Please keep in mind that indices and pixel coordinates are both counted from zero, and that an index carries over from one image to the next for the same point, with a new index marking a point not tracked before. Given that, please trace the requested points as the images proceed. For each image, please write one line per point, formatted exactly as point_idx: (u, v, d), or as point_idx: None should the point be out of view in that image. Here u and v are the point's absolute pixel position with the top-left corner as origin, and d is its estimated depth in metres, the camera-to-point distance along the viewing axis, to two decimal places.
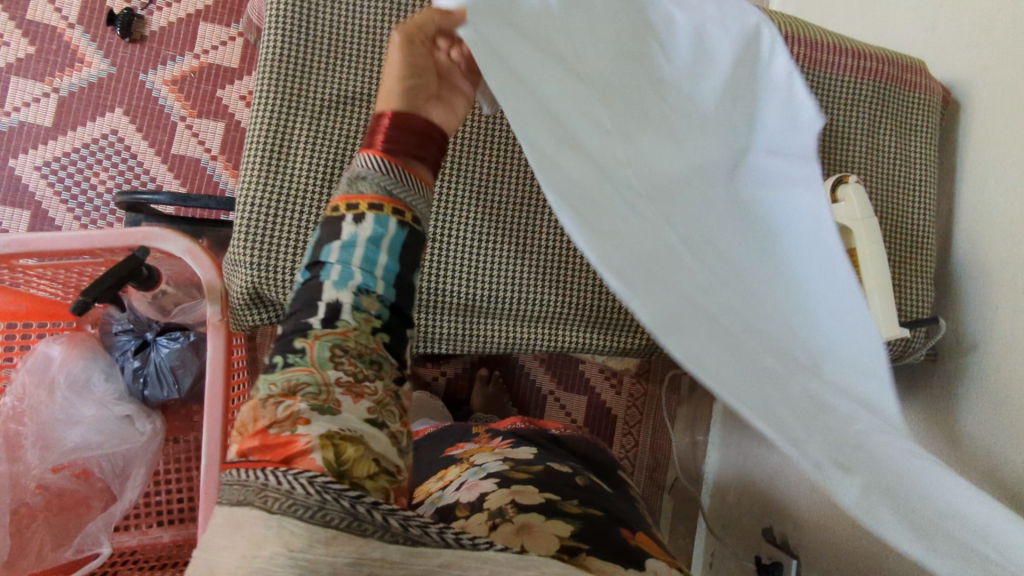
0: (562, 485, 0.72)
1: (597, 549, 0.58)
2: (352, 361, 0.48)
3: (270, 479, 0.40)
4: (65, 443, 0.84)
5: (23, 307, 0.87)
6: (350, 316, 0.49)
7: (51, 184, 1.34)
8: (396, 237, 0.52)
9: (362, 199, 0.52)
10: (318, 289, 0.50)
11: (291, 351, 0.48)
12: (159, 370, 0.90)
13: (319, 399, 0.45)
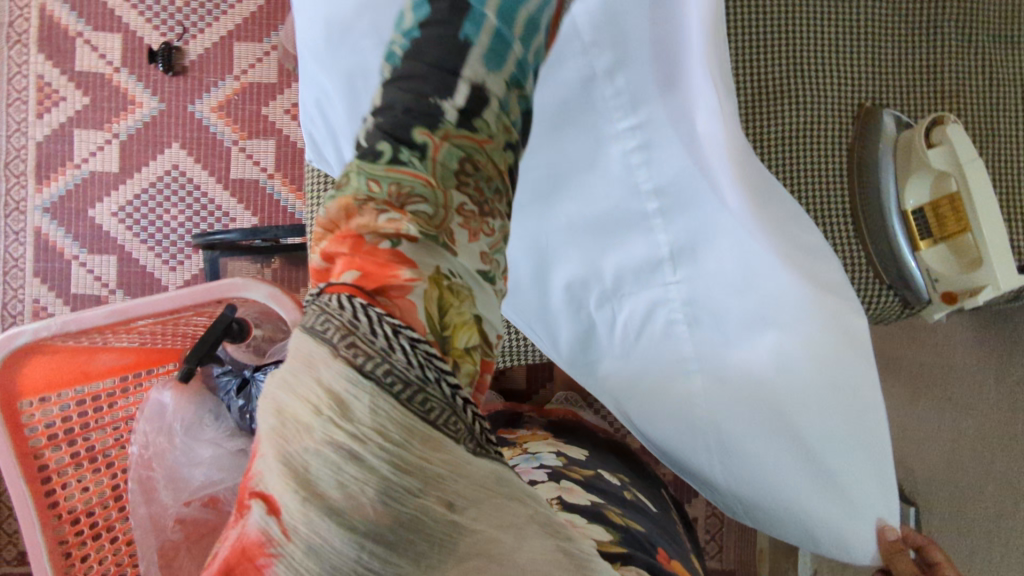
0: (611, 494, 0.68)
1: (634, 559, 0.56)
2: (475, 170, 0.46)
3: (361, 325, 0.35)
4: (193, 482, 0.86)
5: (130, 360, 0.88)
6: (488, 121, 0.48)
7: (129, 226, 1.40)
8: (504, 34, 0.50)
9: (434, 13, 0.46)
10: (451, 78, 0.48)
11: (409, 144, 0.44)
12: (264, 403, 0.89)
13: (429, 227, 0.42)
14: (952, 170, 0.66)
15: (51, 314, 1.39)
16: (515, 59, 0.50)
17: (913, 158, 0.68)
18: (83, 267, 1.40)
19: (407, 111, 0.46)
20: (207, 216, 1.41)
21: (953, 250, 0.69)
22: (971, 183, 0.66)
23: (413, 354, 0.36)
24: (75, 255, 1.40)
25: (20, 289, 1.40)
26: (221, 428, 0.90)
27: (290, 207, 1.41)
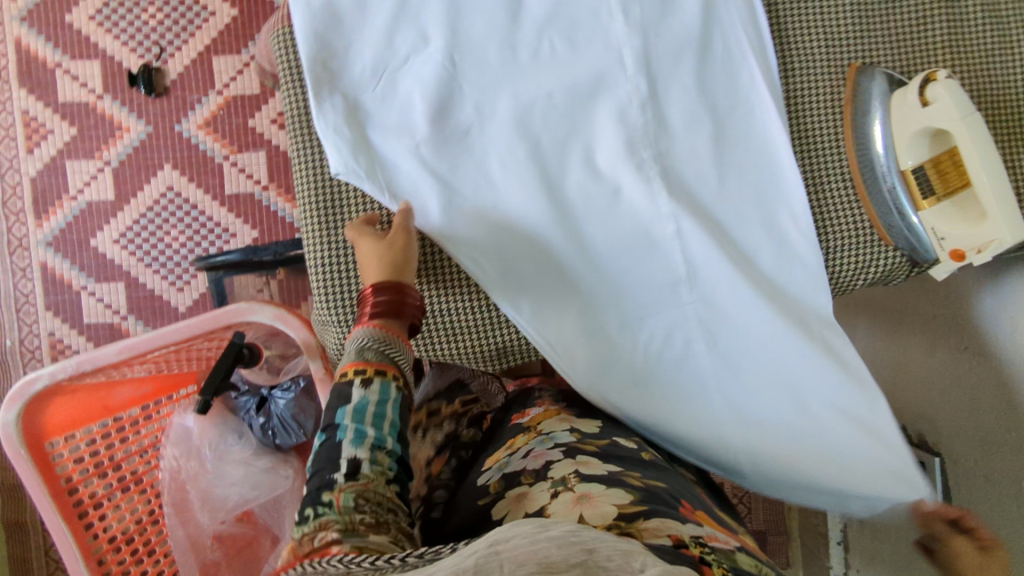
0: (629, 459, 0.65)
1: (657, 512, 0.53)
2: (374, 507, 0.49)
3: (332, 566, 0.42)
4: (225, 501, 0.89)
5: (148, 389, 0.90)
6: (368, 470, 0.51)
7: (132, 252, 1.41)
8: (365, 405, 0.54)
9: (367, 365, 0.57)
10: (337, 448, 0.52)
11: (319, 504, 0.48)
12: (282, 421, 0.90)
13: (337, 517, 0.47)
14: (948, 127, 0.65)
15: (68, 345, 1.42)
16: (370, 408, 0.54)
17: (908, 117, 0.67)
18: (92, 296, 1.42)
19: (317, 483, 0.50)
20: (206, 234, 1.41)
21: (956, 208, 0.67)
22: (965, 143, 0.64)
23: (374, 564, 0.42)
24: (83, 285, 1.42)
25: (34, 324, 1.42)
26: (246, 446, 0.92)
27: (288, 217, 1.42)
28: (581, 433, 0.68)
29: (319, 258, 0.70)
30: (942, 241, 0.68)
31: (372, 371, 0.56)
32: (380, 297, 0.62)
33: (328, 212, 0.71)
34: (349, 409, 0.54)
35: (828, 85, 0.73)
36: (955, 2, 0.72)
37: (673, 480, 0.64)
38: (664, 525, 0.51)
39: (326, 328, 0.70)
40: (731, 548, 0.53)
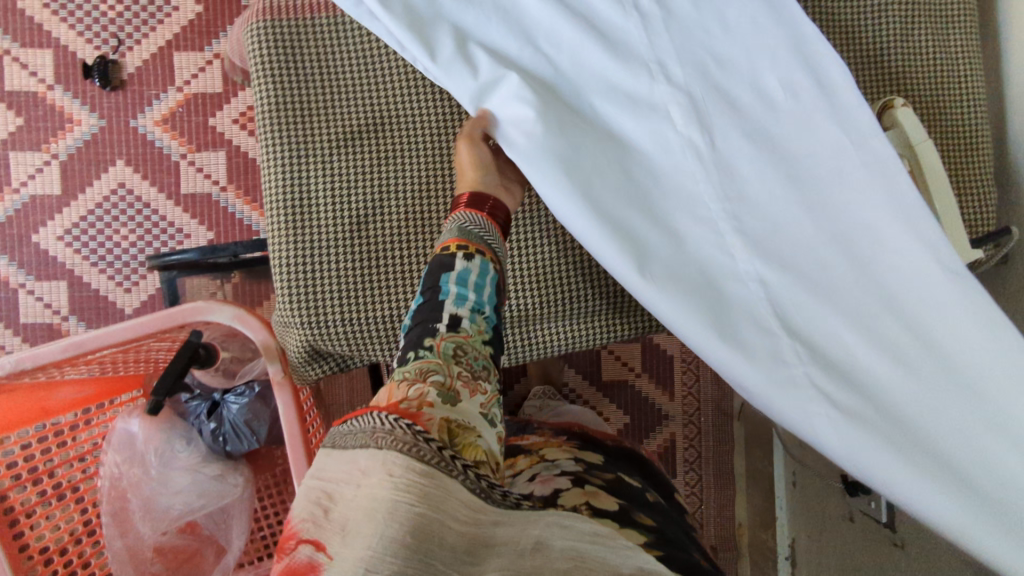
0: (635, 496, 0.65)
1: (670, 562, 0.54)
2: (470, 362, 0.53)
3: (385, 424, 0.42)
4: (169, 511, 0.84)
5: (90, 391, 0.85)
6: (468, 325, 0.56)
7: (77, 249, 1.35)
8: (481, 274, 0.59)
9: (466, 242, 0.60)
10: (440, 305, 0.56)
11: (422, 347, 0.53)
12: (234, 426, 0.87)
13: (441, 383, 0.49)
14: (905, 153, 0.66)
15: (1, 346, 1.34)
16: (472, 278, 0.58)
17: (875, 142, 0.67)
18: (31, 294, 1.34)
19: (420, 331, 0.55)
20: (158, 233, 1.36)
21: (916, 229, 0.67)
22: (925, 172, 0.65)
23: (425, 440, 0.41)
24: (21, 283, 1.34)
25: None
26: (194, 454, 0.88)
27: (246, 219, 1.38)
28: (586, 464, 0.68)
29: (282, 256, 0.66)
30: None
31: (473, 248, 0.60)
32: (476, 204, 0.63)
33: (294, 211, 0.66)
34: (455, 275, 0.58)
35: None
36: (913, 38, 0.74)
37: (676, 526, 0.65)
38: None
39: (288, 328, 0.67)
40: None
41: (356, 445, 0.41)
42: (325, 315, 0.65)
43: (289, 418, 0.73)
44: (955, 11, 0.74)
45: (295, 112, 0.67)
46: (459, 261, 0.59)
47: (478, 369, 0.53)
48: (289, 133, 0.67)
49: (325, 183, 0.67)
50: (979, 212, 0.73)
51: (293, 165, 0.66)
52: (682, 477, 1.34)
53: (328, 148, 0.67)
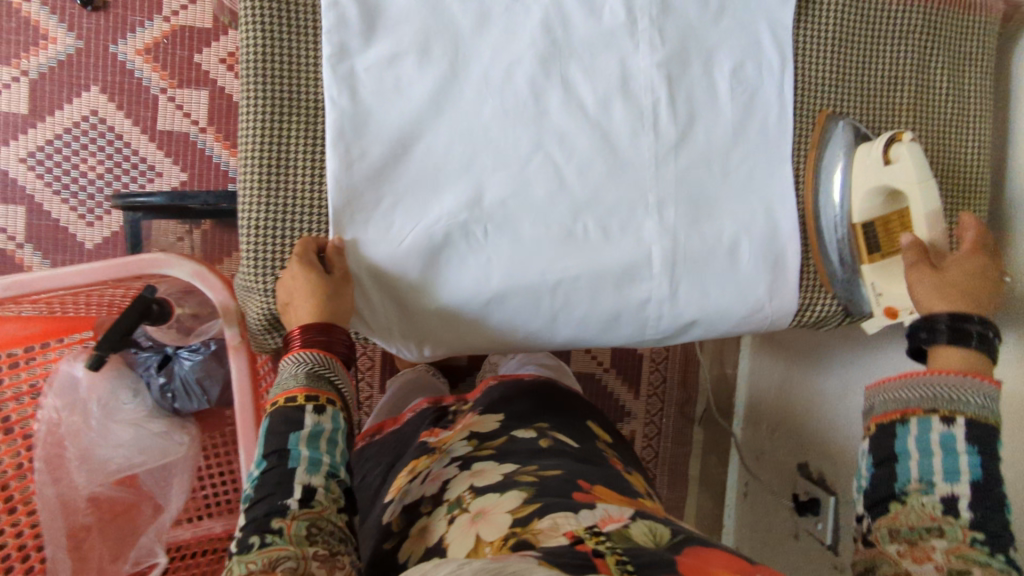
0: (523, 453, 0.79)
1: (551, 507, 0.63)
2: (326, 538, 0.53)
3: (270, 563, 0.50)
4: (109, 463, 0.83)
5: (36, 329, 0.82)
6: (321, 495, 0.55)
7: (40, 174, 1.28)
8: (335, 427, 0.59)
9: (299, 392, 0.58)
10: (290, 473, 0.55)
11: (269, 531, 0.52)
12: (185, 383, 0.83)
13: (306, 521, 0.53)
14: (904, 188, 0.63)
15: None
16: (325, 435, 0.58)
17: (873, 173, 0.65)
18: None
19: (265, 509, 0.53)
20: (128, 168, 1.30)
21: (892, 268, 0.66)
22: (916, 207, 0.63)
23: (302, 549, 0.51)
24: None
25: None
26: (140, 407, 0.84)
27: (223, 164, 1.32)
28: (478, 441, 0.84)
29: (251, 219, 0.61)
30: (879, 296, 0.67)
31: (324, 399, 0.59)
32: (317, 337, 0.60)
33: (269, 173, 0.61)
34: (303, 435, 0.57)
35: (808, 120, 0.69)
36: (925, 73, 0.71)
37: (572, 463, 0.76)
38: (558, 525, 0.59)
39: (250, 294, 0.63)
40: (626, 524, 0.61)
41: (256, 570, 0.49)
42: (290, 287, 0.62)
43: (242, 383, 0.70)
44: (972, 48, 0.72)
45: (282, 63, 0.60)
46: (309, 418, 0.58)
47: (333, 522, 0.55)
48: (273, 86, 0.61)
49: (306, 147, 0.61)
50: None
51: (274, 121, 0.61)
52: (639, 452, 1.34)
53: (314, 107, 0.61)
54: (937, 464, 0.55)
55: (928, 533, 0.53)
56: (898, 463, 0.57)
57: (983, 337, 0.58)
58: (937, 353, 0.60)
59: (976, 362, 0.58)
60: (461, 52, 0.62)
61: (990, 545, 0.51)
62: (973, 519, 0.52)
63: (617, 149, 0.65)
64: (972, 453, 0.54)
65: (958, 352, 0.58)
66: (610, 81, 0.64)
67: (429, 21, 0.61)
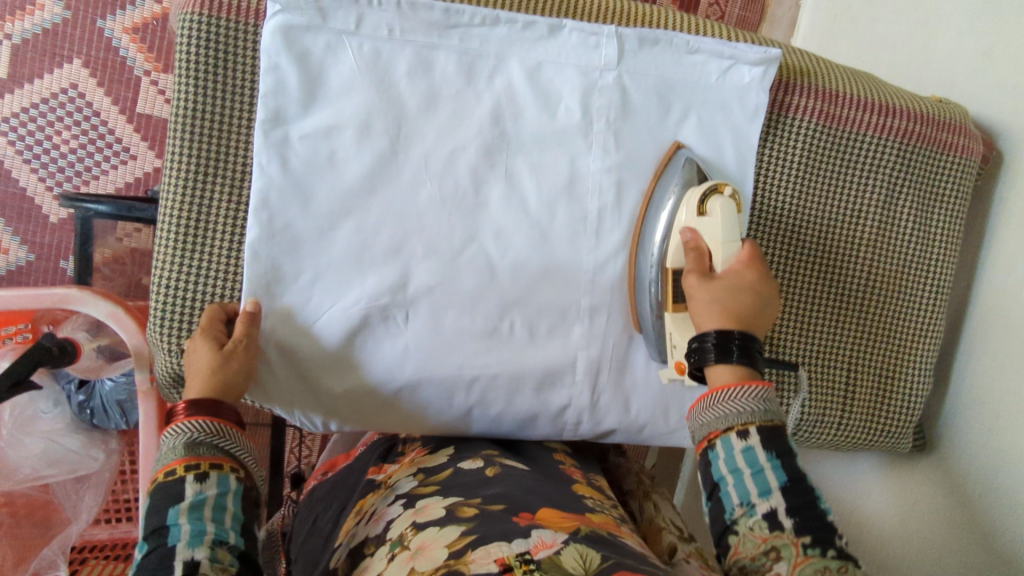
0: (470, 484, 0.74)
1: (487, 535, 0.60)
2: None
3: None
4: (19, 472, 0.81)
5: None
6: (209, 569, 0.50)
7: (12, 141, 1.26)
8: (219, 493, 0.55)
9: (178, 462, 0.55)
10: (170, 553, 0.51)
11: None
12: (105, 404, 0.81)
13: None
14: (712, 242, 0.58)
15: None
16: (209, 502, 0.54)
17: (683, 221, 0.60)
18: None
19: None
20: (102, 146, 1.28)
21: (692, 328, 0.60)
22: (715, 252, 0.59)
23: None
24: None
25: None
26: (58, 418, 0.82)
27: None
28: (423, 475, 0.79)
29: (163, 277, 0.59)
30: (672, 346, 0.61)
31: (206, 465, 0.55)
32: (201, 414, 0.57)
33: (187, 232, 0.59)
34: (184, 506, 0.53)
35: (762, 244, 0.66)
36: (892, 213, 0.67)
37: (519, 488, 0.72)
38: (489, 553, 0.57)
39: (157, 349, 0.61)
40: (558, 549, 0.57)
41: None
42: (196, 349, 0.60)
43: (148, 426, 0.68)
44: (948, 189, 0.68)
45: (215, 119, 0.58)
46: (191, 488, 0.54)
47: None
48: (202, 142, 0.58)
49: (229, 210, 0.59)
50: (896, 415, 0.70)
51: (199, 179, 0.58)
52: None
53: (242, 169, 0.59)
54: (751, 486, 0.50)
55: (768, 559, 0.47)
56: (720, 493, 0.52)
57: (744, 351, 0.54)
58: (710, 373, 0.55)
59: (746, 372, 0.54)
60: (405, 132, 0.60)
61: (819, 546, 0.47)
62: (797, 523, 0.48)
63: (555, 248, 0.63)
64: (774, 463, 0.50)
65: (727, 368, 0.54)
66: (557, 178, 0.62)
67: (373, 97, 0.59)
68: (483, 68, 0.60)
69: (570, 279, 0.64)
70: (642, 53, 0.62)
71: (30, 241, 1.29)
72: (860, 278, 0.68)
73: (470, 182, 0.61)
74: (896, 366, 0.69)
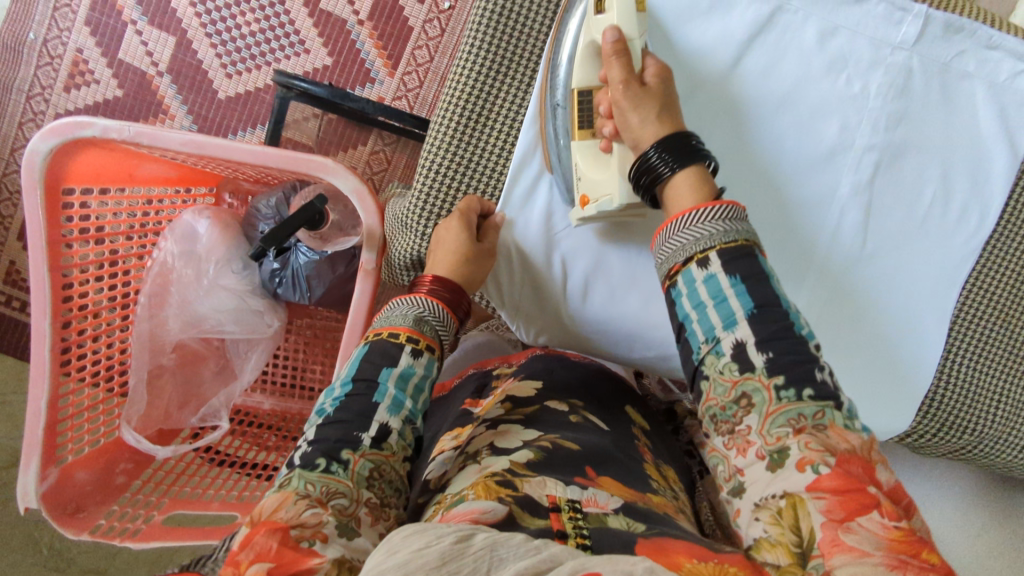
0: (554, 424, 0.64)
1: (548, 474, 0.53)
2: (383, 487, 0.49)
3: (310, 518, 0.42)
4: (205, 321, 0.88)
5: (174, 175, 0.88)
6: (394, 442, 0.51)
7: (200, 14, 1.21)
8: (423, 372, 0.55)
9: (402, 330, 0.56)
10: (372, 407, 0.52)
11: (337, 461, 0.48)
12: (295, 277, 0.85)
13: (378, 458, 0.49)
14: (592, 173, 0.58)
15: (90, 70, 1.21)
16: (413, 379, 0.54)
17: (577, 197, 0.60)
18: (137, 35, 1.21)
19: (338, 437, 0.49)
20: (280, 35, 1.21)
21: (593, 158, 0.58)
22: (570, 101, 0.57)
23: (372, 493, 0.48)
24: (133, 20, 1.20)
25: (65, 31, 1.20)
26: (244, 279, 0.90)
27: (368, 62, 1.22)
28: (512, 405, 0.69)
29: (435, 161, 0.62)
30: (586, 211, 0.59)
31: (423, 343, 0.56)
32: (442, 294, 0.59)
33: (467, 125, 0.62)
34: (395, 373, 0.54)
35: (997, 255, 0.66)
36: None
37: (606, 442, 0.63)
38: (545, 484, 0.51)
39: (407, 230, 0.65)
40: (608, 512, 0.49)
41: (310, 509, 0.43)
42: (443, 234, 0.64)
43: (360, 306, 0.71)
44: None
45: (515, 25, 0.60)
46: (406, 357, 0.55)
47: (394, 477, 0.50)
48: (499, 44, 0.60)
49: (507, 112, 0.62)
50: None
51: (488, 80, 0.61)
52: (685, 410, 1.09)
53: (527, 76, 0.62)
54: (716, 319, 0.47)
55: (739, 408, 0.45)
56: (686, 330, 0.49)
57: (676, 161, 0.52)
58: (671, 188, 0.52)
59: (704, 181, 0.51)
60: (684, 70, 0.61)
61: (794, 388, 0.43)
62: (768, 362, 0.45)
63: (794, 214, 0.64)
64: (739, 289, 0.47)
65: (683, 177, 0.51)
66: (818, 149, 0.63)
67: (666, 31, 0.60)
68: (779, 22, 0.60)
69: (802, 245, 0.65)
70: (942, 39, 0.61)
71: (197, 112, 1.23)
72: None
73: (730, 130, 0.62)
74: None
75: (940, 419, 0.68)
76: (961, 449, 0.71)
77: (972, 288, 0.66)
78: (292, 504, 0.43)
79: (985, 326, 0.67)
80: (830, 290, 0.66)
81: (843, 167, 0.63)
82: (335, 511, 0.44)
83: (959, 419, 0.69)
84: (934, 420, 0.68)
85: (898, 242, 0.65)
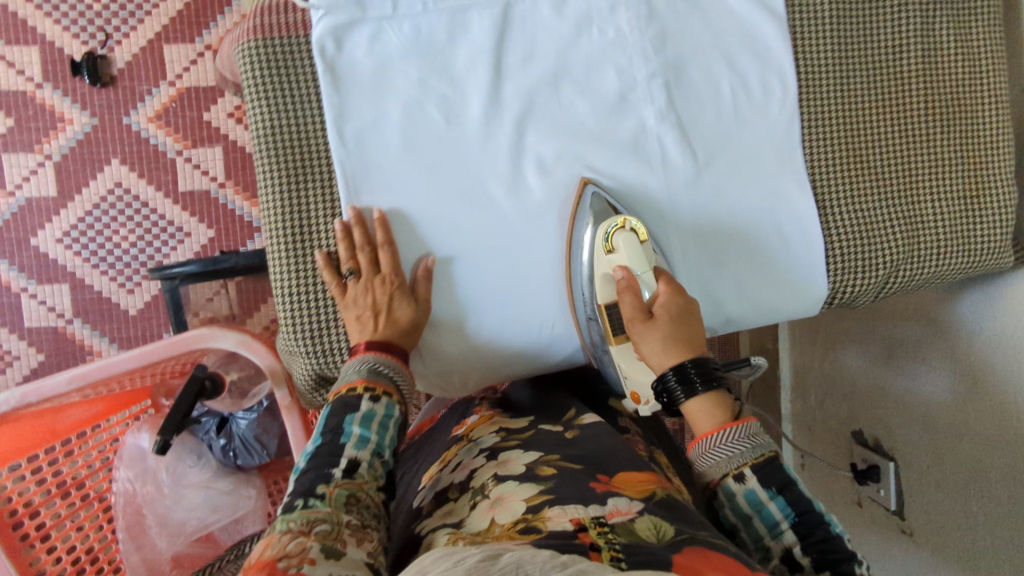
0: (551, 443, 0.63)
1: (564, 497, 0.51)
2: (363, 512, 0.49)
3: (293, 550, 0.42)
4: (185, 524, 0.88)
5: (100, 407, 0.89)
6: (365, 472, 0.51)
7: (77, 251, 1.21)
8: (386, 419, 0.56)
9: (360, 382, 0.57)
10: (338, 446, 0.52)
11: (314, 496, 0.48)
12: (246, 442, 0.90)
13: (351, 485, 0.49)
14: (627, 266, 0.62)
15: (7, 351, 1.23)
16: (377, 418, 0.55)
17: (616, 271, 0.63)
18: (33, 298, 1.22)
19: (310, 478, 0.49)
20: (160, 234, 1.22)
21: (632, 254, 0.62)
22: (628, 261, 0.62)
23: (354, 519, 0.47)
24: (23, 287, 1.22)
25: None
26: (205, 468, 0.91)
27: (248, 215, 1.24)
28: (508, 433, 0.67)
29: (285, 286, 0.64)
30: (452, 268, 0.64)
31: (382, 390, 0.57)
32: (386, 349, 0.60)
33: (296, 239, 0.63)
34: (360, 416, 0.54)
35: (815, 108, 0.68)
36: (932, 49, 0.69)
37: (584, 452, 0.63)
38: (566, 511, 0.49)
39: (294, 357, 0.65)
40: (632, 517, 0.48)
41: (294, 544, 0.43)
42: (325, 344, 0.64)
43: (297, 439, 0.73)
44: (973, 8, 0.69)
45: (294, 136, 0.63)
46: (365, 403, 0.55)
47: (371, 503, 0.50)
48: (288, 158, 0.63)
49: (326, 210, 0.64)
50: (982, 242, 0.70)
51: (294, 193, 0.63)
52: None
53: (327, 173, 0.64)
54: (761, 528, 0.51)
55: None
56: (737, 531, 0.54)
57: (706, 377, 0.56)
58: (688, 409, 0.56)
59: (722, 396, 0.56)
60: (459, 96, 0.64)
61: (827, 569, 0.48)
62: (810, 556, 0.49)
63: (622, 163, 0.67)
64: (776, 500, 0.51)
65: (700, 401, 0.56)
66: (607, 98, 0.66)
67: (426, 72, 0.63)
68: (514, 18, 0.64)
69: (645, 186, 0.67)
70: None
71: (118, 337, 1.25)
72: (919, 113, 0.69)
73: (526, 125, 0.65)
74: (977, 192, 0.70)
75: (851, 272, 0.69)
76: (886, 290, 0.71)
77: (812, 146, 0.68)
78: (276, 546, 0.43)
79: (841, 173, 0.69)
80: (692, 210, 0.67)
81: (638, 104, 0.66)
82: (319, 539, 0.44)
83: (865, 259, 0.68)
84: (846, 276, 0.69)
85: (724, 140, 0.67)
